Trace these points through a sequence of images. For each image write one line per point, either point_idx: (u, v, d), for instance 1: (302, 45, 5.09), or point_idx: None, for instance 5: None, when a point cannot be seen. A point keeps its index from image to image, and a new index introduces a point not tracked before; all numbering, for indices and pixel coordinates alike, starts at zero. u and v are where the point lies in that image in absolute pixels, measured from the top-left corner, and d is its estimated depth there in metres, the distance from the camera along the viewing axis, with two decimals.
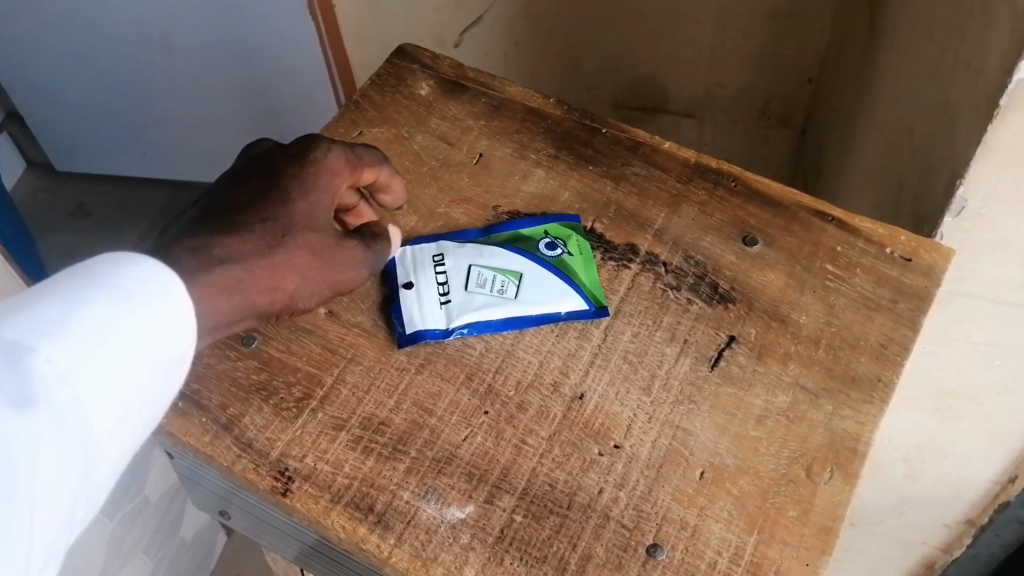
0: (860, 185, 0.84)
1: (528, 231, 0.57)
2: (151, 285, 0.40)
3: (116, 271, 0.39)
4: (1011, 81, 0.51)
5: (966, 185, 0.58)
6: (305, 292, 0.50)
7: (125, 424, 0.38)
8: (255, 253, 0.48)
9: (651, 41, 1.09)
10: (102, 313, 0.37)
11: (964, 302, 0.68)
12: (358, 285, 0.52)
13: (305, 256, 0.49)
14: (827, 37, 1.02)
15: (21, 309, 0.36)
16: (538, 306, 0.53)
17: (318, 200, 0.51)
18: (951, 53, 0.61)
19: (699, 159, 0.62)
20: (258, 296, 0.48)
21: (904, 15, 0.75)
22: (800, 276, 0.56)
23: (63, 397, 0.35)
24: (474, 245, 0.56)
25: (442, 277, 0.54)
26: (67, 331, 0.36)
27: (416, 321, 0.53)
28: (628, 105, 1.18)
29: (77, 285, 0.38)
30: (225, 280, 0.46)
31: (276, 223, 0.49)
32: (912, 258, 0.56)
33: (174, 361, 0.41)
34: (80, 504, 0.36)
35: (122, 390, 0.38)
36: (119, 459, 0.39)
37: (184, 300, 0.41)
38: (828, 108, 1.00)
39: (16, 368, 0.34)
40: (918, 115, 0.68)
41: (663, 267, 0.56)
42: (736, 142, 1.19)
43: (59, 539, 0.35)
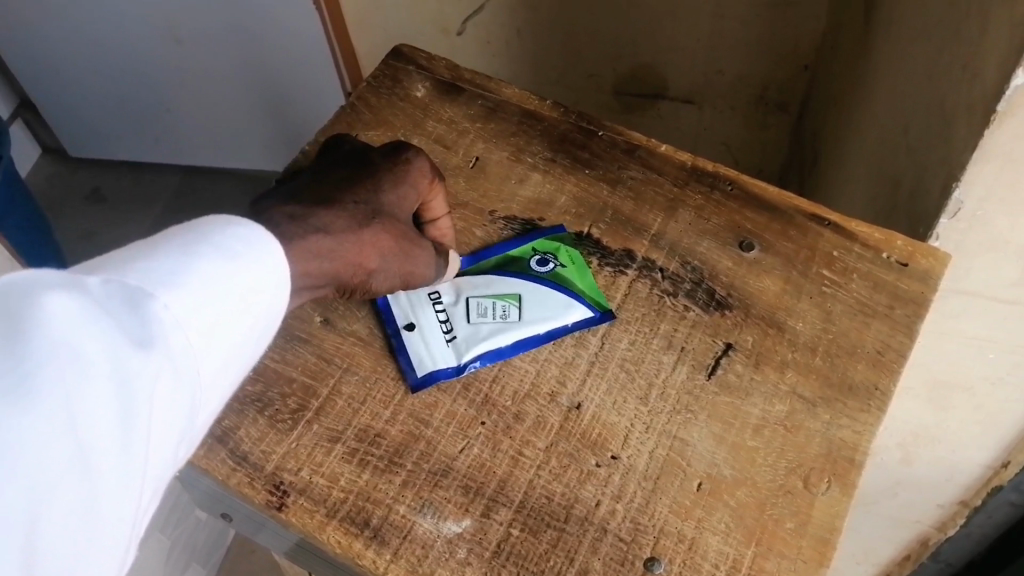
0: (855, 180, 0.84)
1: (516, 251, 0.57)
2: (257, 243, 0.40)
3: (221, 229, 0.39)
4: (1009, 86, 0.50)
5: (961, 188, 0.58)
6: (382, 271, 0.49)
7: (220, 376, 0.38)
8: (348, 228, 0.47)
9: (650, 31, 1.08)
10: (213, 267, 0.37)
11: (959, 298, 0.68)
12: (422, 283, 0.53)
13: (388, 238, 0.49)
14: (821, 25, 1.01)
15: (139, 257, 0.35)
16: (544, 324, 0.53)
17: (406, 193, 0.52)
18: (949, 54, 0.61)
19: (696, 162, 0.61)
20: (343, 268, 0.47)
21: (901, 8, 0.74)
22: (797, 282, 0.55)
23: (177, 344, 0.34)
24: (465, 274, 0.55)
25: (443, 313, 0.53)
26: (184, 281, 0.35)
27: (426, 363, 0.51)
28: (628, 92, 1.18)
29: (190, 238, 0.37)
30: (319, 250, 0.46)
31: (367, 204, 0.49)
32: (908, 263, 0.56)
33: (264, 322, 0.40)
34: (180, 449, 0.36)
35: (220, 343, 0.37)
36: (205, 413, 0.38)
37: (282, 261, 0.41)
38: (824, 100, 1.00)
39: (138, 311, 0.33)
40: (914, 113, 0.68)
41: (660, 274, 0.56)
42: (731, 129, 1.19)
43: (156, 487, 0.34)
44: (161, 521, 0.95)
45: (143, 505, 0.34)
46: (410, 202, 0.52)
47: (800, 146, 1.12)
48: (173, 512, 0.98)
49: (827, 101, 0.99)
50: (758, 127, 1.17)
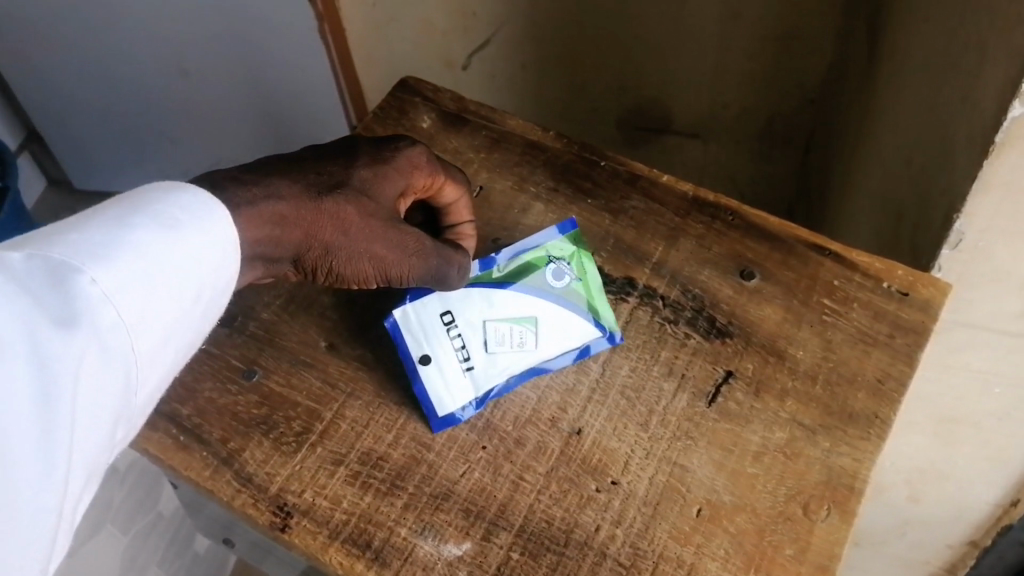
0: (861, 213, 0.84)
1: (531, 259, 0.56)
2: (201, 215, 0.43)
3: (164, 200, 0.43)
4: (1007, 118, 0.51)
5: (961, 219, 0.58)
6: (342, 249, 0.50)
7: (162, 348, 0.42)
8: (303, 197, 0.48)
9: (655, 65, 1.10)
10: (147, 241, 0.41)
11: (964, 331, 0.68)
12: (404, 274, 0.52)
13: (355, 213, 0.49)
14: (827, 60, 1.03)
15: (73, 231, 0.39)
16: (558, 349, 0.54)
17: (388, 175, 0.52)
18: (949, 87, 0.62)
19: (697, 193, 0.62)
20: (296, 237, 0.48)
21: (903, 43, 0.75)
22: (797, 310, 0.56)
23: (104, 317, 0.38)
24: (481, 292, 0.54)
25: (460, 342, 0.53)
26: (113, 255, 0.39)
27: (446, 403, 0.51)
28: (633, 126, 1.19)
29: (129, 212, 0.41)
30: (267, 214, 0.47)
31: (332, 177, 0.50)
32: (909, 292, 0.56)
33: (208, 292, 0.44)
34: (117, 419, 0.40)
35: (154, 314, 0.40)
36: (149, 382, 0.42)
37: (231, 230, 0.45)
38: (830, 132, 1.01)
39: (63, 288, 0.37)
40: (916, 145, 0.69)
41: (661, 301, 0.57)
42: (735, 162, 1.20)
43: (94, 451, 0.38)
44: (159, 555, 0.95)
45: (78, 471, 0.37)
46: (390, 182, 0.52)
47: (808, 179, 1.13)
48: (171, 546, 0.98)
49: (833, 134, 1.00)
50: (763, 159, 1.18)
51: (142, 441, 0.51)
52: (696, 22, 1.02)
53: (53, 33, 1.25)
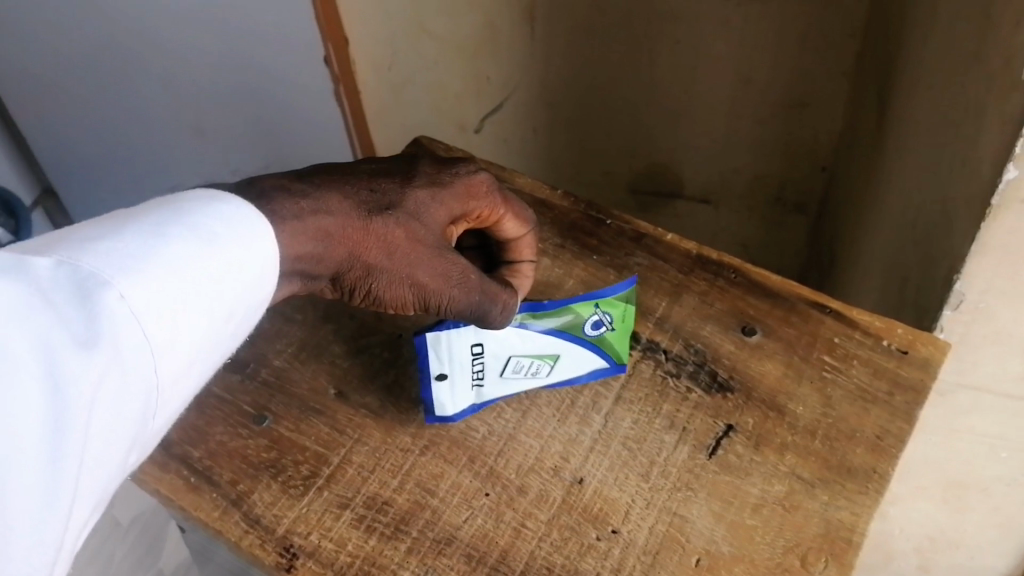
0: (870, 275, 0.86)
1: (577, 306, 0.56)
2: (234, 229, 0.45)
3: (201, 214, 0.44)
4: (1001, 181, 0.53)
5: (962, 280, 0.60)
6: (384, 272, 0.51)
7: (186, 367, 0.43)
8: (350, 214, 0.50)
9: (665, 129, 1.13)
10: (180, 255, 0.42)
11: (968, 393, 0.69)
12: (445, 303, 0.53)
13: (402, 235, 0.51)
14: (837, 125, 1.05)
15: (108, 240, 0.40)
16: (564, 373, 0.56)
17: (446, 201, 0.53)
18: (950, 152, 0.64)
19: (700, 251, 0.64)
20: (338, 252, 0.50)
21: (908, 111, 0.77)
22: (798, 367, 0.57)
23: (128, 334, 0.38)
24: (516, 329, 0.56)
25: (479, 366, 0.55)
26: (143, 270, 0.40)
27: (447, 407, 0.54)
28: (644, 189, 1.22)
29: (162, 222, 0.42)
30: (315, 228, 0.49)
31: (383, 197, 0.51)
32: (908, 351, 0.57)
33: (235, 310, 0.45)
34: (130, 436, 0.40)
35: (179, 332, 0.41)
36: (167, 400, 0.42)
37: (265, 248, 0.46)
38: (841, 196, 1.03)
39: (91, 301, 0.37)
40: (920, 208, 0.71)
41: (663, 355, 0.58)
42: (746, 225, 1.22)
43: (103, 466, 0.39)
44: None
45: (85, 487, 0.38)
46: (441, 208, 0.52)
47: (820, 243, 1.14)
48: None
49: (843, 198, 1.02)
50: (775, 222, 1.20)
51: (153, 481, 0.52)
52: (707, 88, 1.05)
53: (79, 85, 1.28)
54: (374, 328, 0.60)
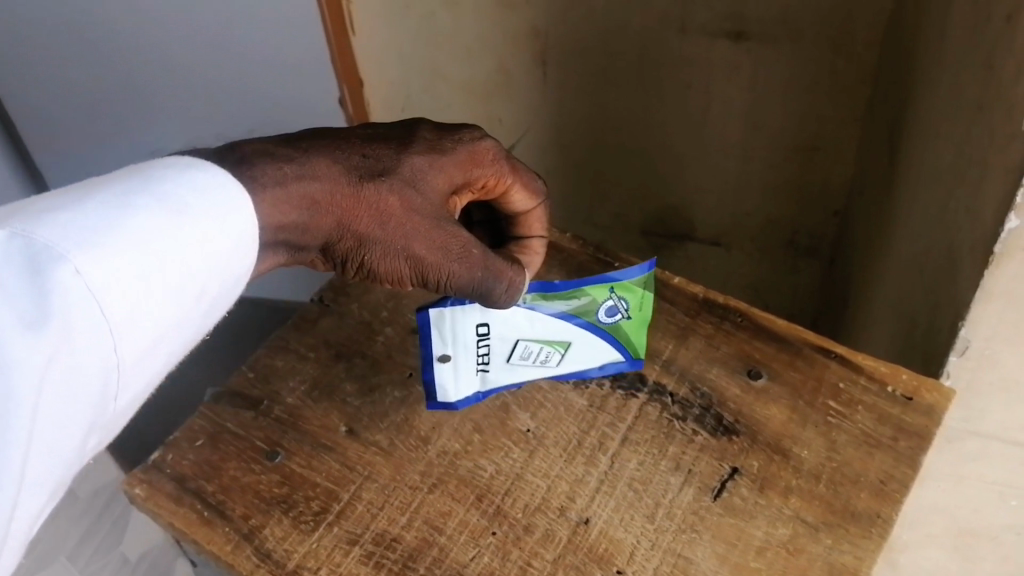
0: (880, 322, 0.87)
1: (592, 289, 0.60)
2: (206, 203, 0.44)
3: (171, 185, 0.44)
4: (1004, 230, 0.54)
5: (967, 326, 0.60)
6: (377, 242, 0.53)
7: (151, 348, 0.43)
8: (342, 179, 0.51)
9: (676, 173, 1.14)
10: (145, 229, 0.42)
11: (975, 440, 0.69)
12: (444, 275, 0.54)
13: (398, 204, 0.52)
14: (849, 171, 1.06)
15: (70, 211, 0.40)
16: (574, 364, 0.60)
17: (445, 167, 0.55)
18: (955, 200, 0.65)
19: (707, 294, 0.65)
20: (334, 221, 0.51)
21: (915, 160, 0.79)
22: (802, 411, 0.58)
23: (83, 310, 0.38)
24: (526, 311, 0.59)
25: (485, 349, 0.59)
26: (104, 244, 0.40)
27: (451, 393, 0.58)
28: (655, 232, 1.23)
29: (132, 193, 0.42)
30: (302, 195, 0.50)
31: (376, 162, 0.53)
32: (914, 397, 0.58)
33: (208, 283, 0.45)
34: (87, 413, 0.40)
35: (145, 307, 0.41)
36: (132, 374, 0.43)
37: (238, 219, 0.46)
38: (853, 242, 1.04)
39: (44, 276, 0.37)
40: (927, 256, 0.72)
41: (669, 397, 0.59)
42: (758, 269, 1.23)
43: (58, 440, 0.39)
44: None
45: (38, 464, 0.38)
46: (436, 176, 0.54)
47: (832, 288, 1.15)
48: None
49: (855, 243, 1.03)
50: (787, 266, 1.21)
51: (167, 515, 0.53)
52: (718, 133, 1.07)
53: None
54: (385, 366, 0.61)
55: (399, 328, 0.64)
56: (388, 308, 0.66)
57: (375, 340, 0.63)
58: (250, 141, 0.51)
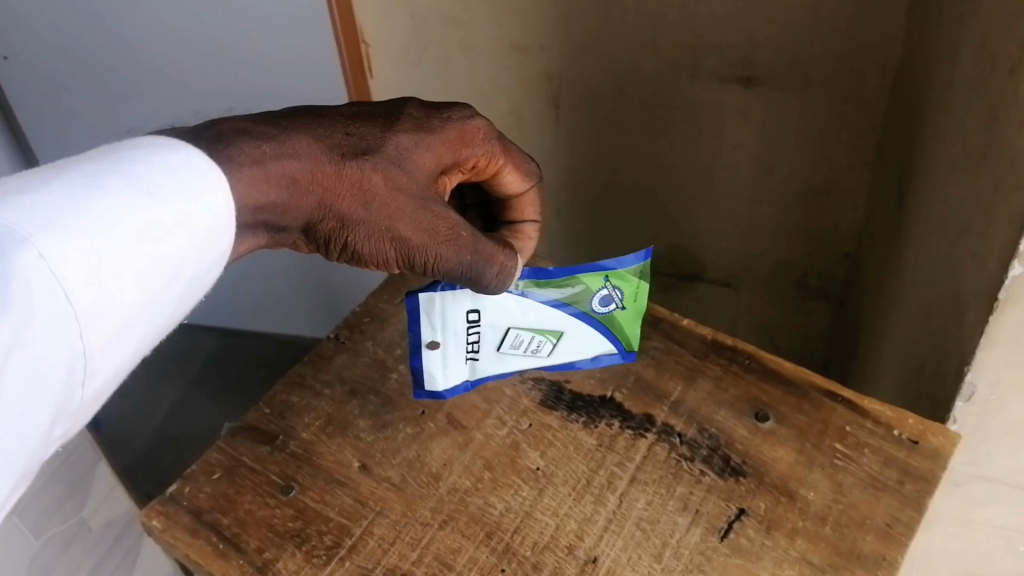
0: (889, 365, 0.88)
1: (587, 278, 0.62)
2: (176, 182, 0.43)
3: (137, 166, 0.42)
4: (1007, 276, 0.55)
5: (973, 371, 0.61)
6: (361, 224, 0.54)
7: (121, 335, 0.40)
8: (324, 158, 0.52)
9: (687, 215, 1.16)
10: (112, 210, 0.39)
11: (983, 485, 0.70)
12: (433, 257, 0.56)
13: (382, 182, 0.53)
14: (860, 215, 1.07)
15: (28, 193, 0.37)
16: (565, 354, 0.64)
17: (433, 146, 0.55)
18: (962, 247, 0.66)
19: (715, 336, 0.66)
20: (321, 201, 0.52)
21: (923, 207, 0.80)
22: (809, 453, 0.58)
23: (48, 296, 0.36)
24: (517, 297, 0.62)
25: (474, 336, 0.62)
26: (68, 227, 0.37)
27: (440, 380, 0.62)
28: (666, 272, 1.25)
29: (96, 172, 0.40)
30: (280, 174, 0.50)
31: (360, 140, 0.53)
32: (919, 441, 0.58)
33: (178, 272, 0.43)
34: (52, 411, 0.37)
35: (114, 293, 0.39)
36: (99, 370, 0.40)
37: (206, 203, 0.44)
38: (864, 285, 1.04)
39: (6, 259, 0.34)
40: (934, 301, 0.73)
41: (678, 438, 0.59)
42: (769, 312, 1.24)
43: (23, 443, 0.36)
44: None
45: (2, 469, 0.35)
46: (421, 156, 0.55)
47: (842, 331, 1.15)
48: None
49: (866, 287, 1.03)
50: (799, 309, 1.21)
51: (183, 547, 0.54)
52: (729, 177, 1.09)
53: (67, 79, 1.27)
54: (398, 403, 0.63)
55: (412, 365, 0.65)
56: (402, 346, 0.67)
57: (388, 377, 0.65)
58: (229, 118, 0.50)
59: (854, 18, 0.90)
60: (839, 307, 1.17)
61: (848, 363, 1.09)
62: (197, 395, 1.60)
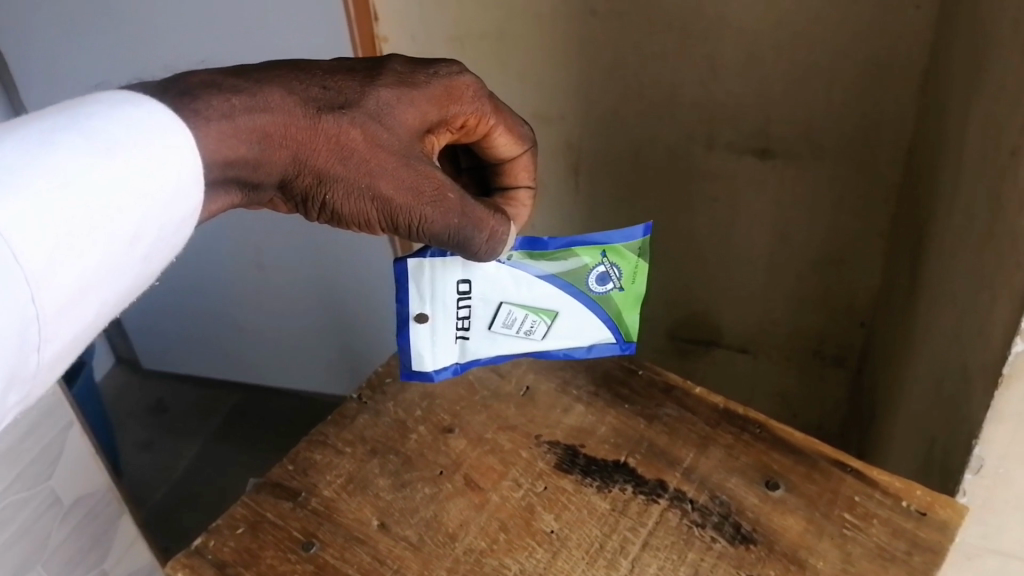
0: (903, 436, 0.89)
1: (584, 251, 0.61)
2: (140, 141, 0.42)
3: (93, 121, 0.41)
4: (1010, 351, 0.57)
5: (981, 444, 0.62)
6: (339, 181, 0.53)
7: (79, 298, 0.39)
8: (299, 111, 0.51)
9: (704, 281, 1.18)
10: (64, 166, 0.38)
11: (996, 558, 0.70)
12: (419, 218, 0.54)
13: (361, 138, 0.52)
14: (875, 284, 1.09)
15: None
16: (560, 339, 0.65)
17: (414, 101, 0.54)
18: (969, 321, 0.68)
19: (727, 405, 0.68)
20: (297, 158, 0.51)
21: (933, 281, 0.82)
22: (818, 522, 0.59)
23: None
24: (511, 272, 0.62)
25: (463, 313, 0.63)
26: (15, 187, 0.36)
27: (427, 359, 0.65)
28: (682, 336, 1.26)
29: (54, 127, 0.39)
30: (251, 127, 0.49)
31: (336, 93, 0.52)
32: (927, 512, 0.59)
33: (142, 234, 0.42)
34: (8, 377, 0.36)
35: (69, 253, 0.38)
36: (60, 334, 0.39)
37: (167, 164, 0.43)
38: (879, 355, 1.06)
39: None
40: (944, 373, 0.74)
41: (689, 504, 0.61)
42: (787, 379, 1.25)
43: None
44: None
45: None
46: (400, 111, 0.54)
47: (859, 400, 1.16)
48: None
49: (881, 356, 1.05)
50: (818, 378, 1.22)
51: None
52: (745, 245, 1.11)
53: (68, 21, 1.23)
54: (417, 463, 0.64)
55: (431, 425, 0.67)
56: (421, 407, 0.69)
57: (408, 437, 0.66)
58: (198, 72, 0.50)
59: (865, 95, 0.93)
60: (856, 375, 1.18)
61: (865, 432, 1.10)
62: (221, 449, 1.61)
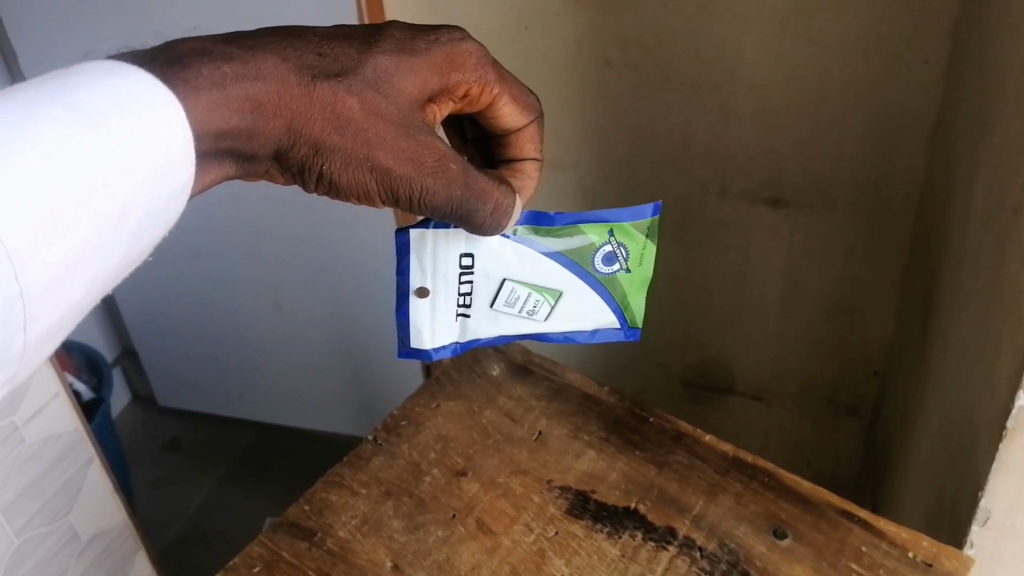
0: (915, 487, 0.89)
1: (590, 229, 0.62)
2: (125, 112, 0.41)
3: (73, 95, 0.40)
4: (1015, 405, 0.58)
5: (987, 497, 0.63)
6: (337, 152, 0.52)
7: (66, 277, 0.38)
8: (294, 77, 0.50)
9: (716, 327, 1.19)
10: (43, 140, 0.37)
11: None
12: (422, 189, 0.55)
13: (358, 106, 0.52)
14: (886, 334, 1.10)
15: None
16: (563, 321, 0.66)
17: (415, 68, 0.54)
18: (976, 374, 0.69)
19: (736, 453, 0.69)
20: (293, 126, 0.51)
21: (942, 334, 0.83)
22: (825, 572, 0.60)
23: None
24: (514, 247, 0.63)
25: (465, 289, 0.65)
26: None
27: (428, 338, 0.66)
28: (696, 381, 1.27)
29: (35, 100, 0.38)
30: (243, 96, 0.48)
31: (332, 60, 0.52)
32: (933, 563, 0.60)
33: (131, 212, 0.41)
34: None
35: (52, 228, 0.37)
36: (48, 314, 0.38)
37: (153, 140, 0.42)
38: (892, 406, 1.06)
39: None
40: (953, 425, 0.75)
41: (698, 551, 0.62)
42: (800, 428, 1.25)
43: None
44: None
45: None
46: (398, 78, 0.53)
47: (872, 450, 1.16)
48: None
49: (893, 406, 1.05)
50: (832, 428, 1.22)
51: None
52: (758, 292, 1.13)
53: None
54: (431, 505, 0.65)
55: (445, 468, 0.68)
56: (435, 450, 0.70)
57: (422, 479, 0.68)
58: (187, 40, 0.49)
59: (875, 147, 0.94)
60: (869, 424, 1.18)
61: (878, 482, 1.10)
62: (235, 486, 1.62)
